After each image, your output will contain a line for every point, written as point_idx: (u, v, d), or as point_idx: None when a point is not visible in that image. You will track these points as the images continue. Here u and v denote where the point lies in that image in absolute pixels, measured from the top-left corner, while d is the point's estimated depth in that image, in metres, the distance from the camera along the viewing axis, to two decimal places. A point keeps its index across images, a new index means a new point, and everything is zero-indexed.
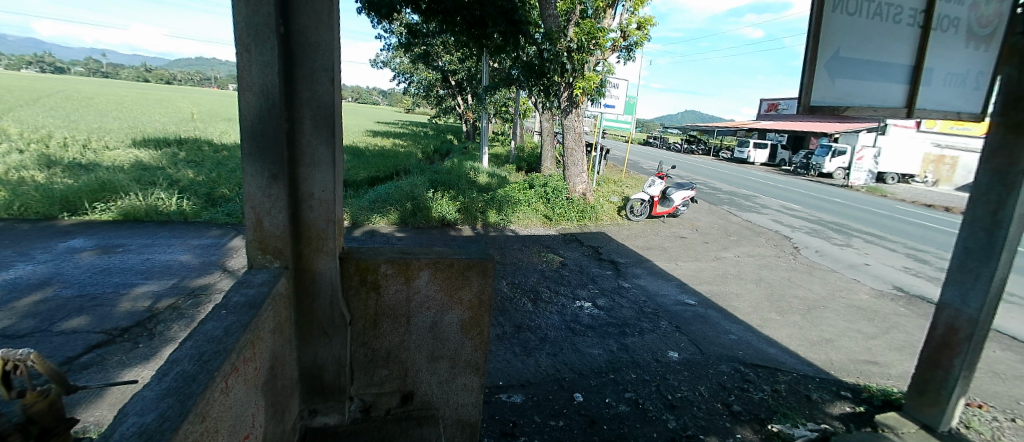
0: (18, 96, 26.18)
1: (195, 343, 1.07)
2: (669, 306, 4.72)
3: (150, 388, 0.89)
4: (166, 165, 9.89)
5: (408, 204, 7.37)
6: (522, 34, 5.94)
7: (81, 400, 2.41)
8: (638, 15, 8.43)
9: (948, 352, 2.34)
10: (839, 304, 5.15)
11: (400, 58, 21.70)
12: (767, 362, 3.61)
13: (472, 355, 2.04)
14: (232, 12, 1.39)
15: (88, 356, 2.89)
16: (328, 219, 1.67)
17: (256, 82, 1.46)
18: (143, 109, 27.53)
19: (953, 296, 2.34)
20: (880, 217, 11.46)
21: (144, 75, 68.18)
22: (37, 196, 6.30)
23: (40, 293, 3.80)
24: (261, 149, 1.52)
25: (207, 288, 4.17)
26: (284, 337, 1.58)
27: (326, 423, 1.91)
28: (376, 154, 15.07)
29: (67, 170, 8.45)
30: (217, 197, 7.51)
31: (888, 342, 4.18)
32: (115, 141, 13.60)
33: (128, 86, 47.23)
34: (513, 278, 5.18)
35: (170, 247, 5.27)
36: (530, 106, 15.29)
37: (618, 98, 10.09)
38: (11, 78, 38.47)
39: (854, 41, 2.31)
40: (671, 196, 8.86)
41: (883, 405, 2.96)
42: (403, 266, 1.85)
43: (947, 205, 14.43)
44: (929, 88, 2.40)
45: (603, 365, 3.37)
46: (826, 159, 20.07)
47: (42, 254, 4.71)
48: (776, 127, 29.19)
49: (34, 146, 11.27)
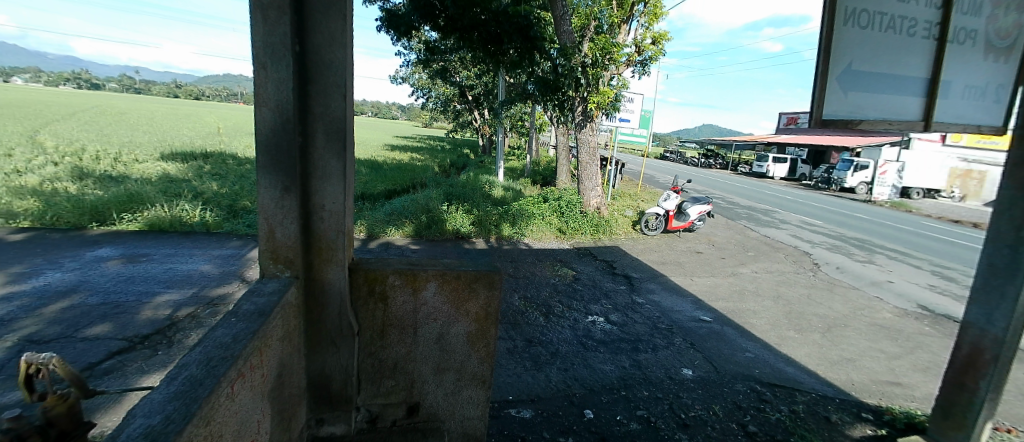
0: (57, 111, 27.49)
1: (205, 349, 1.11)
2: (683, 322, 4.63)
3: (158, 392, 0.92)
4: (192, 178, 10.25)
5: (423, 217, 7.45)
6: (537, 50, 6.16)
7: (100, 405, 2.47)
8: (653, 30, 8.48)
9: (973, 374, 2.24)
10: (861, 322, 4.98)
11: (418, 74, 22.22)
12: (784, 381, 3.50)
13: (478, 368, 2.04)
14: (251, 31, 1.46)
15: (109, 362, 2.97)
16: (338, 230, 1.71)
17: (272, 97, 1.53)
18: (172, 123, 28.76)
19: (977, 315, 2.24)
20: (906, 233, 11.09)
21: (173, 91, 70.90)
22: (69, 207, 6.58)
23: (67, 300, 3.96)
24: (275, 162, 1.58)
25: (224, 297, 4.27)
26: (292, 346, 1.61)
27: (332, 433, 1.91)
28: (394, 168, 15.34)
29: (99, 182, 8.82)
30: (238, 208, 7.73)
31: (912, 363, 4.01)
32: (145, 155, 14.14)
33: (158, 102, 49.45)
34: (525, 291, 5.16)
35: (191, 257, 5.43)
36: (545, 119, 15.39)
37: (633, 112, 10.06)
38: (51, 94, 40.77)
39: (867, 54, 2.29)
40: (687, 211, 8.80)
41: (906, 429, 2.82)
42: (410, 277, 1.87)
43: (976, 221, 13.91)
44: (948, 101, 2.35)
45: (614, 381, 3.31)
46: (848, 174, 19.61)
47: (71, 263, 4.90)
48: (795, 140, 28.75)
49: (69, 159, 11.79)
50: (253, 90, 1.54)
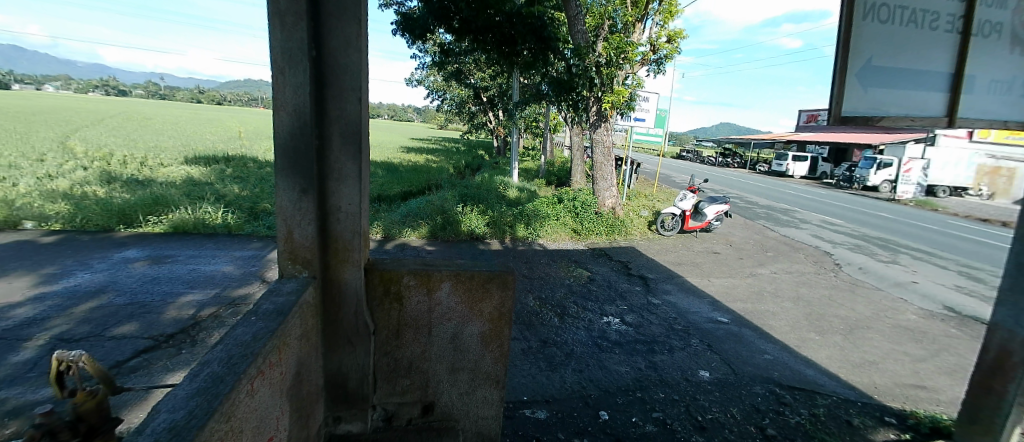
0: (88, 118, 28.54)
1: (225, 347, 1.14)
2: (700, 323, 4.56)
3: (182, 387, 0.96)
4: (214, 181, 10.52)
5: (438, 218, 7.51)
6: (551, 50, 6.23)
7: (127, 401, 2.55)
8: (668, 28, 8.38)
9: (1001, 378, 2.16)
10: (885, 324, 4.83)
11: (433, 77, 22.43)
12: (804, 384, 3.42)
13: (491, 367, 2.05)
14: (270, 38, 1.50)
15: (135, 360, 3.08)
16: (354, 231, 1.75)
17: (289, 102, 1.56)
18: (195, 128, 29.60)
19: (1006, 316, 2.16)
20: (932, 232, 10.72)
21: (197, 96, 72.85)
22: (98, 210, 6.84)
23: (95, 300, 4.11)
24: (293, 165, 1.62)
25: (245, 298, 4.38)
26: (310, 344, 1.65)
27: (349, 431, 1.95)
28: (409, 170, 15.48)
29: (126, 185, 9.13)
30: (258, 211, 7.91)
31: (938, 366, 3.87)
32: (170, 159, 14.56)
33: (182, 107, 51.21)
34: (540, 292, 5.16)
35: (214, 258, 5.58)
36: (559, 120, 15.30)
37: (649, 111, 9.97)
38: (81, 101, 42.58)
39: (887, 48, 2.23)
40: (703, 210, 8.67)
41: (930, 433, 2.72)
42: (425, 277, 1.89)
43: (1008, 220, 13.38)
44: (974, 96, 2.26)
45: (629, 383, 3.28)
46: (871, 171, 19.04)
47: (100, 264, 5.09)
48: (815, 138, 28.04)
49: (98, 164, 12.22)
50: (271, 95, 1.58)
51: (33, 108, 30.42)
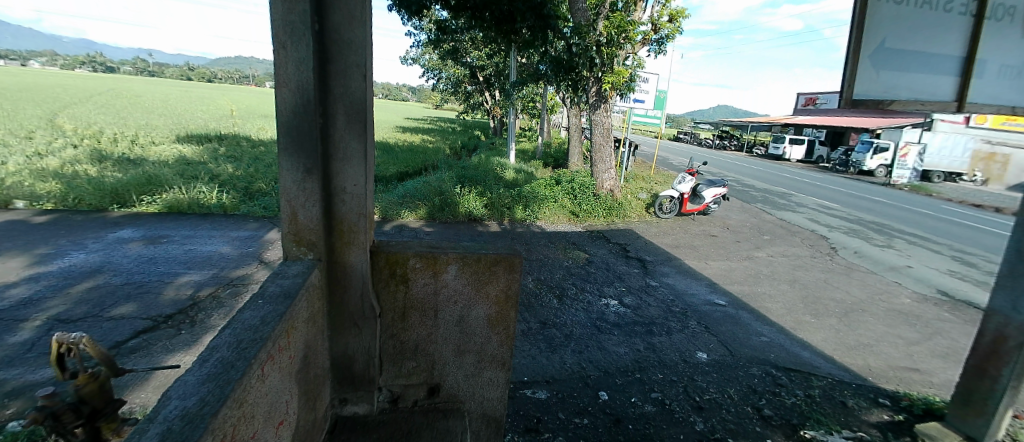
0: (77, 95, 27.90)
1: (234, 331, 1.12)
2: (698, 305, 4.60)
3: (192, 373, 0.94)
4: (207, 160, 10.34)
5: (436, 199, 7.46)
6: (550, 27, 6.07)
7: (128, 383, 2.54)
8: (669, 6, 8.14)
9: (995, 362, 2.19)
10: (879, 307, 4.90)
11: (429, 55, 21.94)
12: (800, 366, 3.48)
13: (497, 350, 2.05)
14: (270, 11, 1.42)
15: (135, 340, 3.07)
16: (359, 213, 1.71)
17: (293, 78, 1.50)
18: (185, 105, 28.93)
19: (1003, 301, 2.18)
20: (926, 217, 10.80)
21: (187, 73, 70.08)
22: (90, 189, 6.71)
23: (92, 280, 4.08)
24: (296, 144, 1.56)
25: (245, 278, 4.36)
26: (317, 328, 1.63)
27: (355, 412, 1.96)
28: (405, 150, 15.28)
29: (117, 164, 8.96)
30: (253, 191, 7.83)
31: (931, 349, 3.95)
32: (161, 137, 14.30)
33: (172, 83, 50.17)
34: (538, 274, 5.17)
35: (210, 238, 5.51)
36: (557, 100, 15.06)
37: (648, 93, 9.83)
38: (66, 76, 41.56)
39: (901, 30, 2.16)
40: (702, 194, 8.59)
41: (923, 415, 2.80)
42: (431, 260, 1.87)
43: (999, 205, 13.50)
44: (984, 81, 2.21)
45: (629, 364, 3.32)
46: (868, 156, 19.03)
47: (95, 244, 5.03)
48: (813, 122, 27.97)
49: (87, 142, 11.98)
50: (273, 70, 1.51)
51: (19, 83, 29.85)
